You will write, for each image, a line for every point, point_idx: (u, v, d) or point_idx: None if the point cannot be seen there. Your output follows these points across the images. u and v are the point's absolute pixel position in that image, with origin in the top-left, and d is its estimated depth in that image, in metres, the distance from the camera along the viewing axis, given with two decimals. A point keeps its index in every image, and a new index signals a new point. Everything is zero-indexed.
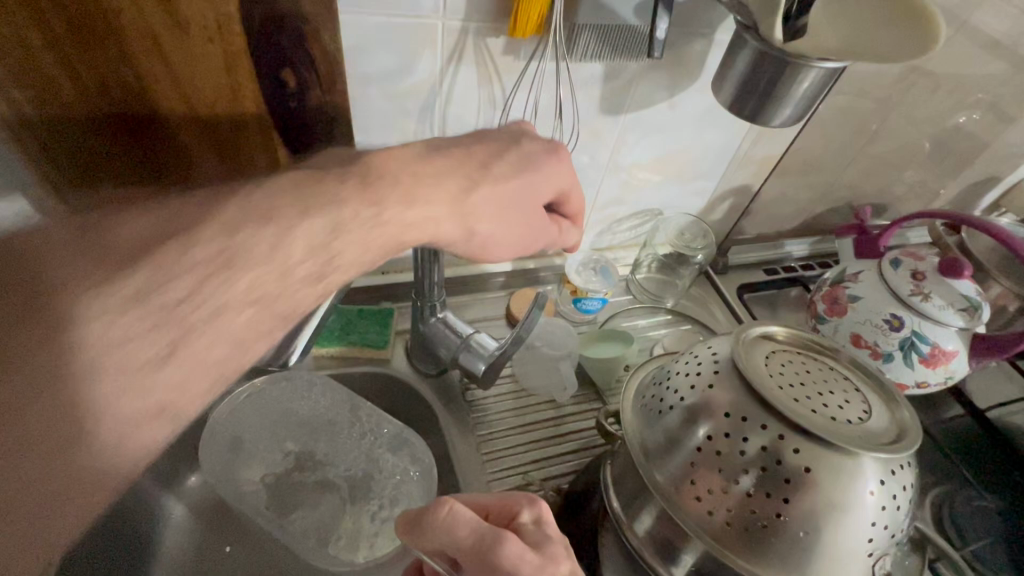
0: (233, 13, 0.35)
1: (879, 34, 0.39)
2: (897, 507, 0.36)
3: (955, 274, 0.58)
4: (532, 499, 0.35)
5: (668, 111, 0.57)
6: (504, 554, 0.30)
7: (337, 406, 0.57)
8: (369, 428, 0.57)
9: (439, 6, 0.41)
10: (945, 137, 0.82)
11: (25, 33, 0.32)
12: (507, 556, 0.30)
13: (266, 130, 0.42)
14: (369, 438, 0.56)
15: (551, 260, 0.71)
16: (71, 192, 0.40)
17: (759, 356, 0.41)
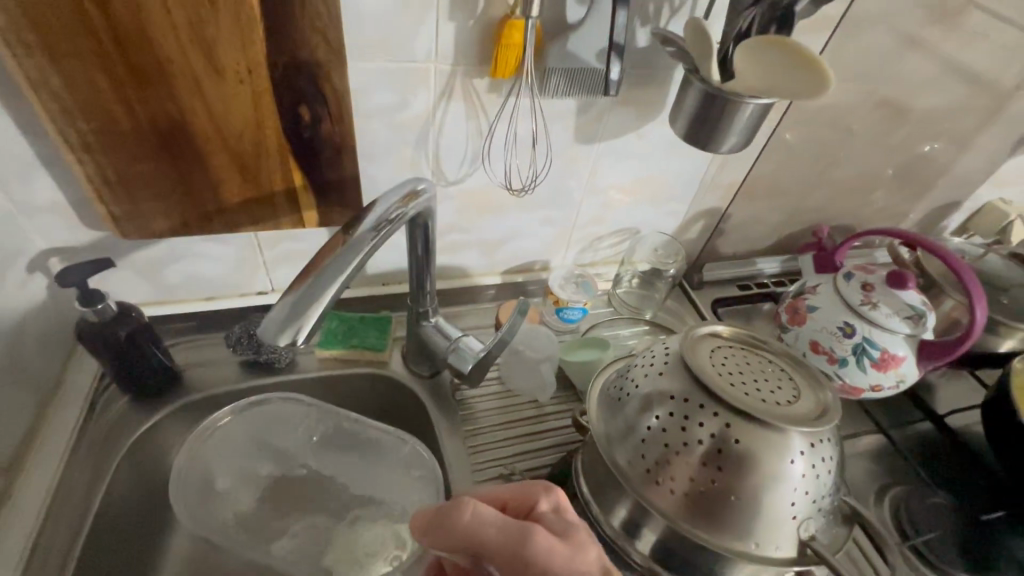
0: (260, 59, 0.43)
1: (786, 81, 0.45)
2: (818, 476, 0.41)
3: (901, 285, 0.64)
4: (547, 488, 0.40)
5: (637, 141, 0.64)
6: (535, 546, 0.35)
7: (311, 428, 0.62)
8: (345, 443, 0.62)
9: (431, 53, 0.49)
10: (906, 165, 0.88)
11: (95, 78, 0.40)
12: (541, 548, 0.35)
13: (284, 156, 0.49)
14: (346, 452, 0.62)
15: (537, 274, 0.77)
16: (119, 207, 0.48)
17: (704, 349, 0.47)
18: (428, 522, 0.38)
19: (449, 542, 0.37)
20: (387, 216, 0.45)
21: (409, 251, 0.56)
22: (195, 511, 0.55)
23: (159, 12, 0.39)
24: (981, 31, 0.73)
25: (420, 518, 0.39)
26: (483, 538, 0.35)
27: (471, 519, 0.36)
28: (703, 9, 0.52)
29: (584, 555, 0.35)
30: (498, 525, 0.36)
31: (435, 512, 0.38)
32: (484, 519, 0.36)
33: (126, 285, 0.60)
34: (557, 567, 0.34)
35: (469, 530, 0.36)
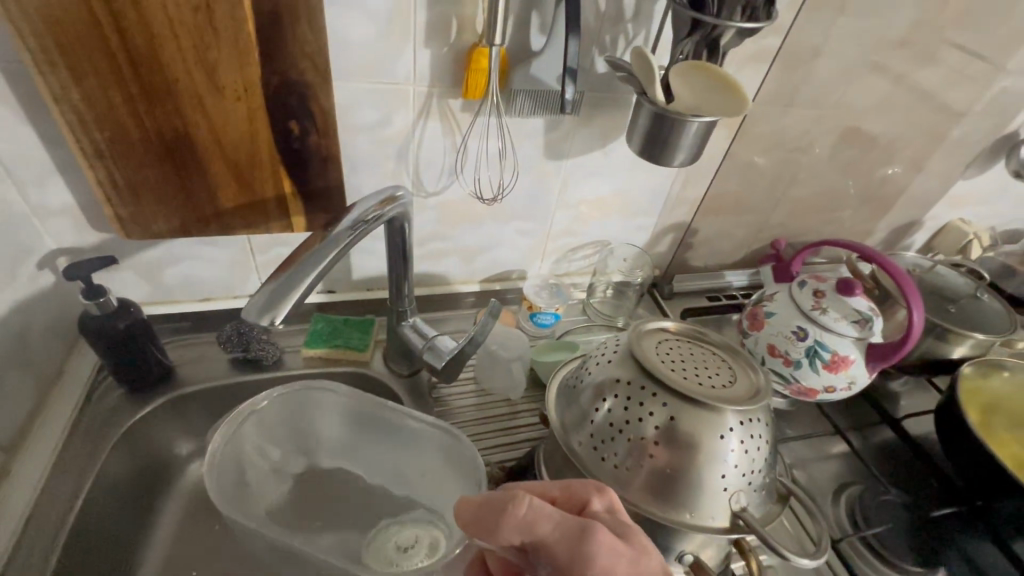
0: (255, 80, 0.49)
1: (711, 98, 0.52)
2: (746, 451, 0.45)
3: (849, 292, 0.68)
4: (600, 489, 0.41)
5: (603, 158, 0.70)
6: (598, 542, 0.35)
7: (350, 415, 0.63)
8: (385, 432, 0.63)
9: (410, 76, 0.55)
10: (866, 186, 0.93)
11: (111, 95, 0.46)
12: (603, 544, 0.35)
13: (275, 167, 0.55)
14: (388, 440, 0.63)
15: (514, 282, 0.82)
16: (125, 210, 0.53)
17: (649, 340, 0.51)
18: (476, 510, 0.38)
19: (502, 533, 0.37)
20: (364, 216, 0.51)
21: (389, 254, 0.61)
22: (230, 500, 0.56)
23: (168, 38, 0.44)
24: (922, 67, 0.79)
25: (466, 505, 0.39)
26: (540, 533, 0.36)
27: (527, 513, 0.37)
28: (653, 39, 0.58)
29: (644, 556, 0.36)
30: (556, 522, 0.36)
31: (486, 502, 0.38)
32: (542, 514, 0.36)
33: (127, 285, 0.64)
34: (617, 565, 0.35)
35: (525, 524, 0.36)
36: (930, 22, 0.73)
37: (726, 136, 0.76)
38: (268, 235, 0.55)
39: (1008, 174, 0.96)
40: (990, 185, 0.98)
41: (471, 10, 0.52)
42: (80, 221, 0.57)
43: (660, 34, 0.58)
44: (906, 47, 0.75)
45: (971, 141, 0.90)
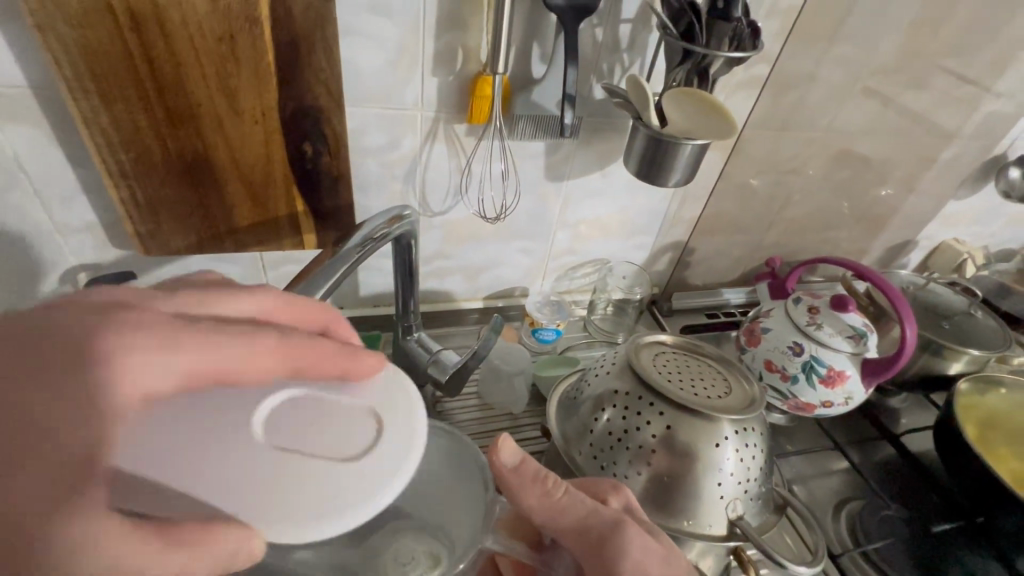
0: (273, 105, 0.52)
1: (705, 121, 0.55)
2: (742, 460, 0.46)
3: (843, 308, 0.69)
4: (617, 488, 0.43)
5: (602, 179, 0.73)
6: (629, 535, 0.39)
7: None
8: None
9: (417, 101, 0.59)
10: (859, 205, 0.95)
11: (138, 118, 0.49)
12: (632, 536, 0.39)
13: (288, 184, 0.57)
14: None
15: (518, 299, 0.84)
16: (143, 224, 0.56)
17: (647, 353, 0.53)
18: (514, 468, 0.41)
19: (531, 505, 0.40)
20: (372, 234, 0.53)
21: (395, 270, 0.63)
22: None
23: (193, 68, 0.48)
24: (911, 92, 0.82)
25: (508, 445, 0.41)
26: (569, 516, 0.40)
27: (561, 497, 0.41)
28: (648, 68, 0.62)
29: (672, 556, 0.40)
30: (588, 510, 0.40)
31: (526, 466, 0.41)
32: (575, 500, 0.41)
33: None
34: (649, 562, 0.39)
35: (557, 504, 0.40)
36: (914, 51, 0.76)
37: (722, 159, 0.78)
38: (280, 242, 0.58)
39: (999, 195, 0.98)
40: (981, 206, 1.01)
41: (476, 40, 0.56)
42: (99, 237, 0.59)
43: (654, 63, 0.61)
44: (893, 73, 0.78)
45: (960, 162, 0.93)
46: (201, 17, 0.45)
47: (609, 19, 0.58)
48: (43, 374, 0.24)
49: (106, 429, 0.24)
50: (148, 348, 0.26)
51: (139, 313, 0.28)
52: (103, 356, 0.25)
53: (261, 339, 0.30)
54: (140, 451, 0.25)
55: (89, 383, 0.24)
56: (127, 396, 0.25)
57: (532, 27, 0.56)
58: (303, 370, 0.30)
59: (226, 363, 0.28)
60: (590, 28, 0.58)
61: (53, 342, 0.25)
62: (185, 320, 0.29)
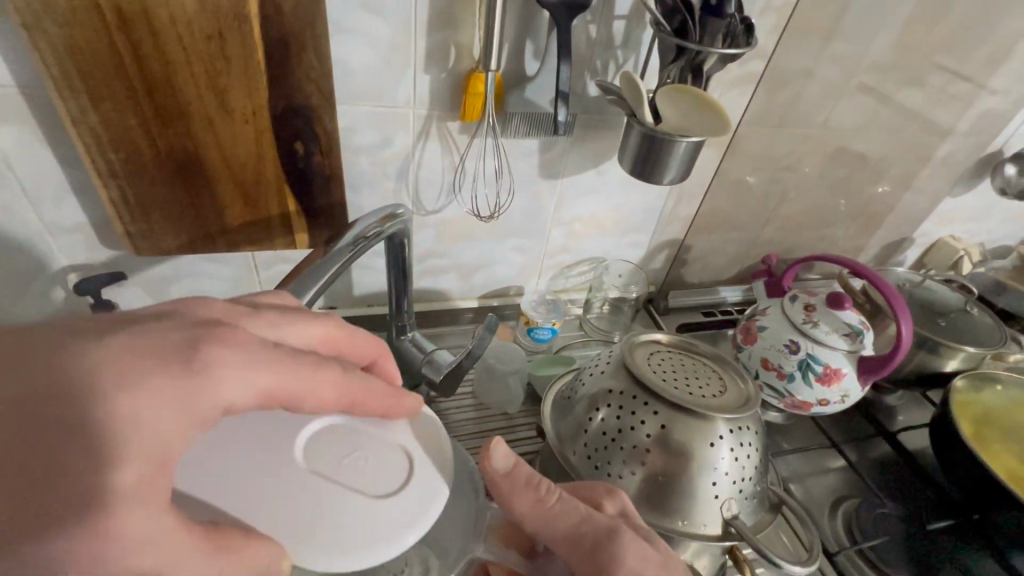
0: (263, 103, 0.51)
1: (698, 118, 0.55)
2: (736, 459, 0.46)
3: (839, 306, 0.69)
4: (612, 492, 0.43)
5: (596, 177, 0.72)
6: (624, 541, 0.38)
7: None
8: None
9: (409, 99, 0.58)
10: (855, 202, 0.95)
11: (127, 116, 0.49)
12: (628, 543, 0.38)
13: (280, 182, 0.57)
14: None
15: (513, 299, 0.84)
16: (133, 223, 0.55)
17: (642, 352, 0.53)
18: (506, 473, 0.40)
19: (524, 512, 0.39)
20: (363, 233, 0.52)
21: (389, 269, 0.63)
22: None
23: (182, 66, 0.47)
24: (906, 88, 0.81)
25: (500, 447, 0.40)
26: (563, 523, 0.39)
27: (554, 504, 0.40)
28: (641, 65, 0.61)
29: (668, 563, 0.39)
30: (583, 517, 0.39)
31: (519, 472, 0.39)
32: (569, 506, 0.39)
33: (133, 301, 0.66)
34: (646, 569, 0.38)
35: (550, 511, 0.39)
36: (910, 48, 0.76)
37: (717, 156, 0.78)
38: (272, 242, 0.58)
39: (994, 192, 0.98)
40: (976, 203, 1.01)
41: (469, 38, 0.55)
42: (89, 237, 0.59)
43: (648, 60, 0.61)
44: (889, 71, 0.78)
45: (956, 159, 0.93)
46: (190, 15, 0.45)
47: (602, 16, 0.57)
48: (142, 372, 0.24)
49: (187, 437, 0.24)
50: (244, 366, 0.27)
51: (240, 331, 0.28)
52: (203, 369, 0.25)
53: (332, 373, 0.31)
54: (199, 463, 0.29)
55: (185, 390, 0.25)
56: (216, 408, 0.25)
57: (525, 24, 0.55)
58: (359, 405, 0.33)
59: (301, 391, 0.29)
60: (583, 25, 0.57)
61: (154, 342, 0.25)
62: (273, 344, 0.29)
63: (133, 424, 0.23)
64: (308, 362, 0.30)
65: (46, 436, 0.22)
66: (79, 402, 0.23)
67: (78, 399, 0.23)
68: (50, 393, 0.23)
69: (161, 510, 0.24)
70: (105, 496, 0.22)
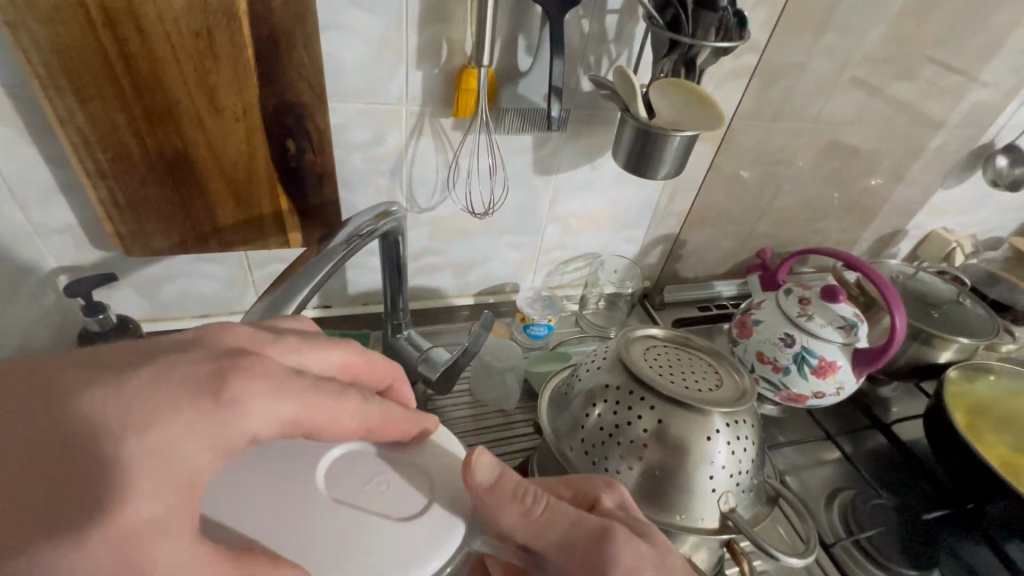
0: (254, 103, 0.51)
1: (692, 112, 0.55)
2: (733, 453, 0.46)
3: (833, 298, 0.69)
4: (609, 485, 0.43)
5: (591, 172, 0.72)
6: (620, 542, 0.38)
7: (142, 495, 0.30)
8: None
9: (402, 95, 0.58)
10: (849, 195, 0.96)
11: (115, 117, 0.48)
12: (623, 544, 0.38)
13: (272, 182, 0.57)
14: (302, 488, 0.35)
15: (509, 295, 0.84)
16: (123, 224, 0.54)
17: (638, 347, 0.53)
18: (490, 487, 0.35)
19: (513, 530, 0.35)
20: (357, 230, 0.52)
21: (383, 268, 0.62)
22: None
23: (172, 66, 0.47)
24: (899, 81, 0.82)
25: (483, 458, 0.35)
26: (555, 530, 0.38)
27: (542, 513, 0.38)
28: (635, 59, 0.61)
29: (665, 560, 0.39)
30: (572, 521, 0.38)
31: (503, 483, 0.35)
32: (559, 513, 0.38)
33: (126, 302, 0.66)
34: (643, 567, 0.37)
35: (538, 522, 0.37)
36: (902, 40, 0.76)
37: (711, 150, 0.78)
38: (264, 243, 0.58)
39: (986, 184, 0.99)
40: (969, 194, 1.01)
41: (461, 34, 0.55)
42: (79, 238, 0.58)
43: (641, 54, 0.60)
44: (882, 64, 0.78)
45: (948, 151, 0.93)
46: (179, 14, 0.44)
47: (595, 10, 0.57)
48: (172, 406, 0.25)
49: (210, 465, 0.26)
50: (270, 397, 0.28)
51: (265, 361, 0.29)
52: (230, 399, 0.27)
53: (352, 400, 0.32)
54: (219, 495, 0.29)
55: (214, 423, 0.26)
56: (243, 438, 0.27)
57: (518, 18, 0.55)
58: (377, 432, 0.34)
59: (323, 420, 0.30)
60: (576, 20, 0.57)
61: (183, 375, 0.26)
62: (298, 373, 0.30)
63: (164, 457, 0.24)
64: (332, 392, 0.31)
65: (80, 466, 0.23)
66: (112, 438, 0.24)
67: (111, 435, 0.24)
68: (82, 431, 0.24)
69: (189, 538, 0.25)
70: (138, 528, 0.23)
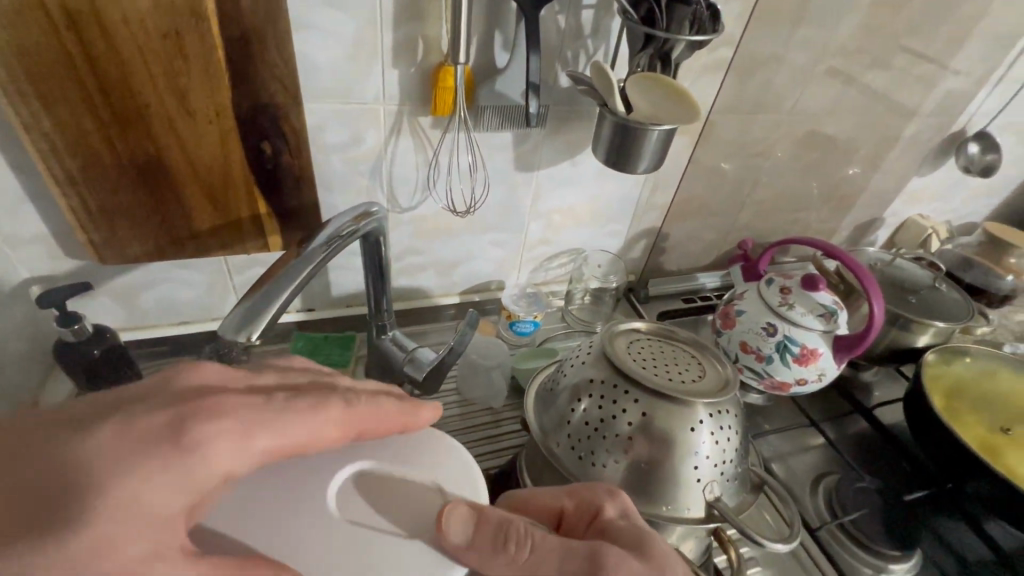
0: (226, 103, 0.50)
1: (668, 107, 0.55)
2: (717, 442, 0.47)
3: (813, 287, 0.70)
4: (612, 494, 0.42)
5: (572, 168, 0.72)
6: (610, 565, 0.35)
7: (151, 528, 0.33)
8: None
9: (379, 94, 0.57)
10: (827, 184, 0.97)
11: (82, 121, 0.47)
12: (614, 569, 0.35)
13: (250, 186, 0.56)
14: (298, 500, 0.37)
15: (494, 293, 0.84)
16: (96, 230, 0.53)
17: (621, 340, 0.53)
18: (468, 538, 0.34)
19: None
20: (338, 232, 0.52)
21: (366, 270, 0.62)
22: None
23: (139, 68, 0.46)
24: (873, 71, 0.83)
25: (456, 519, 0.35)
26: (545, 568, 0.35)
27: (528, 556, 0.36)
28: (612, 54, 0.61)
29: None
30: (560, 558, 0.36)
31: (480, 533, 0.34)
32: (547, 551, 0.36)
33: (102, 311, 0.64)
34: None
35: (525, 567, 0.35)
36: (874, 30, 0.77)
37: (690, 143, 0.78)
38: (241, 247, 0.57)
39: (959, 170, 1.01)
40: (942, 181, 1.03)
41: (436, 31, 0.55)
42: (50, 247, 0.57)
43: (618, 48, 0.61)
44: (855, 54, 0.79)
45: (921, 139, 0.95)
46: (145, 14, 0.43)
47: (570, 5, 0.57)
48: (138, 455, 0.27)
49: (184, 502, 0.27)
50: (234, 431, 0.29)
51: (221, 403, 0.30)
52: (195, 441, 0.28)
53: (330, 411, 0.33)
54: (227, 510, 0.32)
55: (182, 463, 0.27)
56: (214, 474, 0.28)
57: (494, 14, 0.55)
58: (367, 433, 0.35)
59: (301, 441, 0.31)
60: (552, 15, 0.57)
61: (148, 427, 0.28)
62: (263, 400, 0.31)
63: (137, 503, 0.26)
64: (303, 415, 0.32)
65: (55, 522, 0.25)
66: (82, 493, 0.25)
67: (82, 490, 0.26)
68: (59, 492, 0.25)
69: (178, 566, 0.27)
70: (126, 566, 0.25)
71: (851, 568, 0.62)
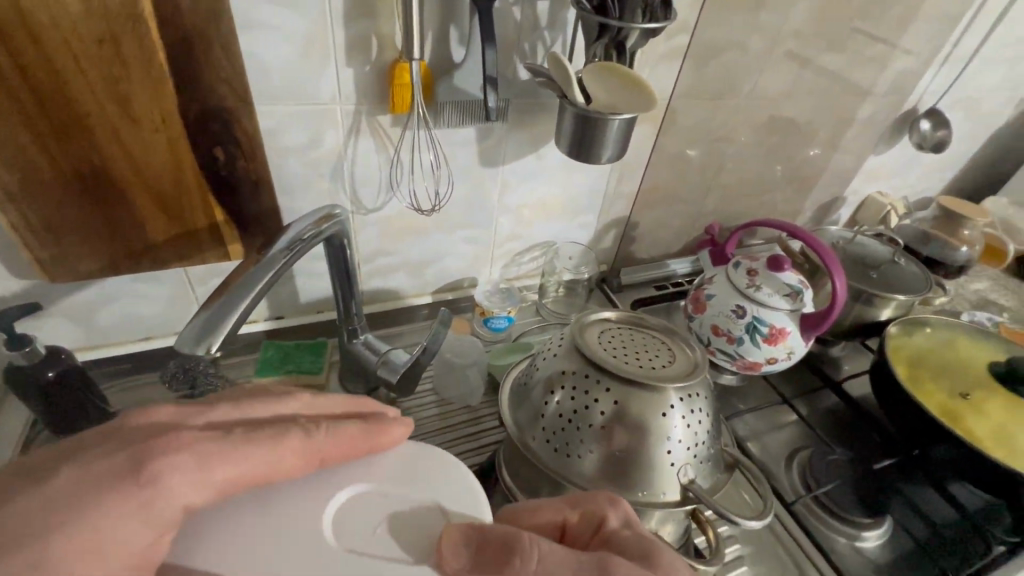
0: (171, 108, 0.48)
1: (623, 96, 0.54)
2: (689, 425, 0.48)
3: (779, 268, 0.71)
4: (614, 502, 0.42)
5: (536, 161, 0.72)
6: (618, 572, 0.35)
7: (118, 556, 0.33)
8: None
9: (335, 95, 0.56)
10: (789, 166, 0.99)
11: (17, 135, 0.45)
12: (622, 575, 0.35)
13: (205, 194, 0.54)
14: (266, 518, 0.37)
15: (467, 290, 0.83)
16: (43, 249, 0.51)
17: (591, 331, 0.53)
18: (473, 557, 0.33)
19: None
20: (300, 235, 0.51)
21: (333, 274, 0.61)
22: None
23: (75, 76, 0.44)
24: (826, 54, 0.85)
25: (450, 545, 0.33)
26: None
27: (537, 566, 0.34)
28: (569, 45, 0.61)
29: None
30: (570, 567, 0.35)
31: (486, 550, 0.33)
32: (554, 562, 0.35)
33: (58, 331, 0.62)
34: None
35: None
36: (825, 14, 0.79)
37: (652, 132, 0.79)
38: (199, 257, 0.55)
39: (913, 147, 1.04)
40: (898, 158, 1.07)
41: (389, 27, 0.54)
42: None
43: (575, 39, 0.61)
44: (809, 37, 0.81)
45: (875, 118, 0.98)
46: (76, 18, 0.41)
47: None
48: (99, 496, 0.29)
49: (145, 536, 0.29)
50: (187, 466, 0.31)
51: (179, 437, 0.32)
52: (151, 477, 0.30)
53: (292, 443, 0.34)
54: (191, 535, 0.32)
55: (139, 500, 0.29)
56: (174, 510, 0.30)
57: (447, 9, 0.54)
58: (330, 460, 0.36)
59: (260, 469, 0.33)
60: (507, 8, 0.56)
61: (104, 467, 0.31)
62: (221, 434, 0.33)
63: (97, 540, 0.28)
64: (260, 442, 0.33)
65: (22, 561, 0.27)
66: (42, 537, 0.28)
67: (42, 534, 0.28)
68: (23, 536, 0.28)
69: None
70: None
71: (827, 538, 0.64)
